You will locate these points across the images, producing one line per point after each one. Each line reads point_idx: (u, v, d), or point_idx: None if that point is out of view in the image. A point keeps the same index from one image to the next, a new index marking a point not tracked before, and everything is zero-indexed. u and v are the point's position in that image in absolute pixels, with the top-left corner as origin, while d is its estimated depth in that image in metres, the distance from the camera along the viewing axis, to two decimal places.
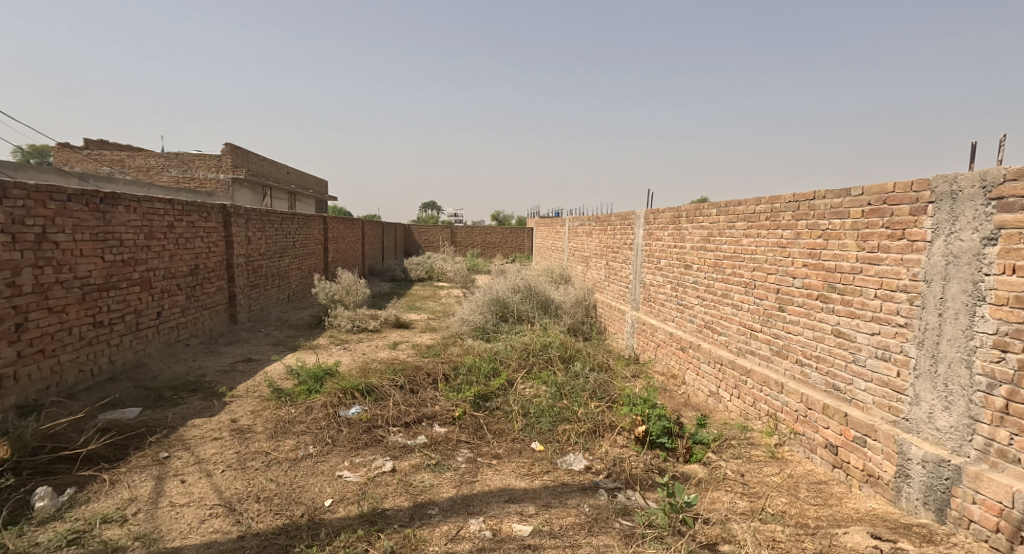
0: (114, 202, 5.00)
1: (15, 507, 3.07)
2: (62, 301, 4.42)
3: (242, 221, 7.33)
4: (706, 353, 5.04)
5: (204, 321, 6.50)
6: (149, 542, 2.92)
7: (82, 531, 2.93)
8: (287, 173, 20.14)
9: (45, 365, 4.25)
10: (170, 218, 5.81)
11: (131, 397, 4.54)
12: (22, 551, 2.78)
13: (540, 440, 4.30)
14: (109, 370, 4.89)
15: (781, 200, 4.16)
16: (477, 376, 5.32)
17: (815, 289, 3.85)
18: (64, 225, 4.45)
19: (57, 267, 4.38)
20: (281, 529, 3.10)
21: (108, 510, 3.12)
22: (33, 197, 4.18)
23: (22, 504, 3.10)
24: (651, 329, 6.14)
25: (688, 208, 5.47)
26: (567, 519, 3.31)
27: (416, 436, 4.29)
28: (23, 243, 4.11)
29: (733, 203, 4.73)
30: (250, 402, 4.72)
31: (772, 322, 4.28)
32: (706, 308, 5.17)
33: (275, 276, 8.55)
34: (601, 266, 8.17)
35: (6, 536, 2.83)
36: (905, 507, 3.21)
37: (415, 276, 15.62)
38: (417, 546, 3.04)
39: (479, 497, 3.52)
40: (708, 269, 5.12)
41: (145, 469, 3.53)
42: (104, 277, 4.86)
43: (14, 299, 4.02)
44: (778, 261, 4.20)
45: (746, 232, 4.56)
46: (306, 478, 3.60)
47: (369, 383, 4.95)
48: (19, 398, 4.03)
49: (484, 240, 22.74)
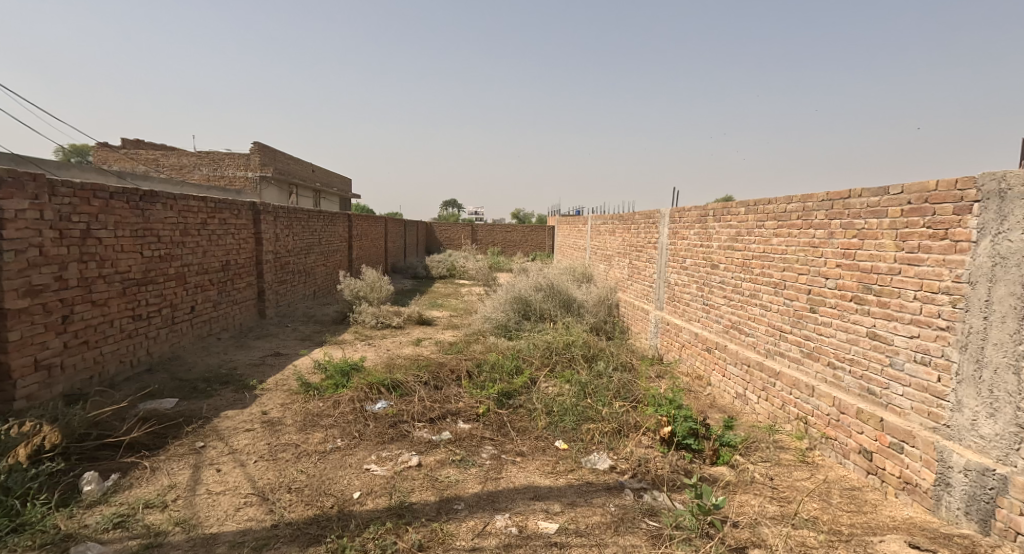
0: (152, 200, 5.13)
1: (65, 490, 3.18)
2: (104, 295, 4.56)
3: (271, 219, 7.49)
4: (733, 354, 4.97)
5: (235, 316, 6.66)
6: (188, 527, 3.00)
7: (127, 515, 3.02)
8: (311, 171, 20.23)
9: (89, 355, 4.40)
10: (204, 216, 5.95)
11: (168, 387, 4.68)
12: (73, 532, 2.87)
13: (564, 438, 4.30)
14: (147, 361, 5.04)
15: (814, 198, 4.08)
16: (500, 374, 5.35)
17: (849, 290, 3.77)
18: (106, 222, 4.58)
19: (99, 261, 4.51)
20: (312, 519, 3.16)
21: (150, 496, 3.21)
22: (79, 195, 4.31)
23: (72, 487, 3.21)
24: (676, 329, 6.09)
25: (715, 207, 5.40)
26: (593, 517, 3.32)
27: (440, 432, 4.32)
28: (70, 238, 4.24)
29: (764, 201, 4.65)
30: (280, 395, 4.82)
31: (804, 324, 4.20)
32: (732, 308, 5.10)
33: (301, 273, 8.70)
34: (624, 265, 8.13)
35: (58, 517, 2.92)
36: (945, 517, 3.13)
37: (437, 273, 15.72)
38: (445, 540, 3.07)
39: (504, 493, 3.54)
40: (736, 269, 5.04)
41: (183, 458, 3.63)
42: (143, 271, 5.00)
43: (61, 293, 4.16)
44: (810, 261, 4.11)
45: (776, 232, 4.49)
46: (335, 471, 3.66)
47: (394, 378, 5.03)
48: (66, 386, 4.17)
49: (505, 239, 22.72)
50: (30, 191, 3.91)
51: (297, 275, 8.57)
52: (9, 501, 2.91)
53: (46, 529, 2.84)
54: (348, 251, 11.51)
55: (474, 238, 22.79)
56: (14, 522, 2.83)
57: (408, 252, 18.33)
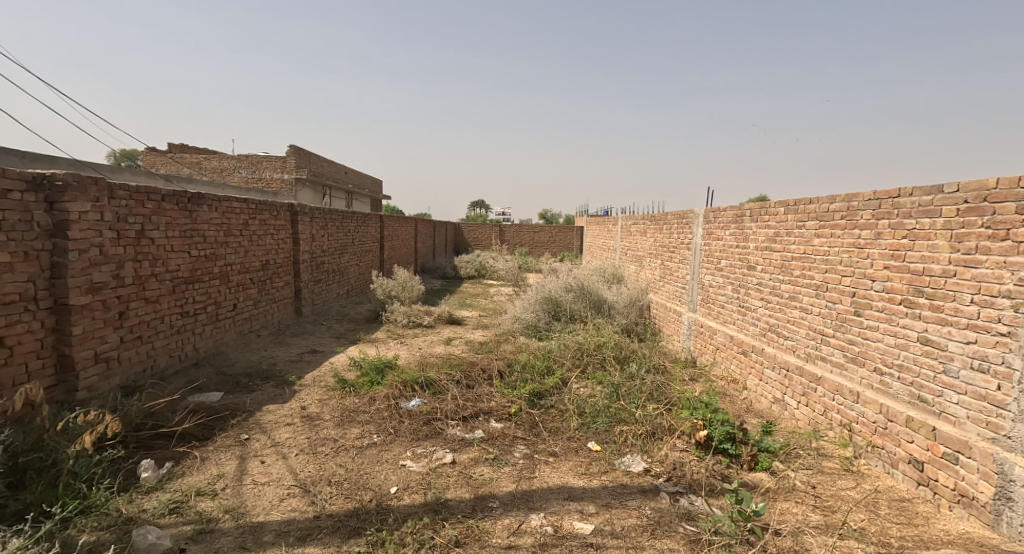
0: (199, 201, 5.31)
1: (125, 475, 3.31)
2: (156, 292, 4.73)
3: (308, 220, 7.66)
4: (771, 357, 4.86)
5: (274, 313, 6.84)
6: (237, 515, 3.09)
7: (181, 502, 3.14)
8: (344, 173, 20.62)
9: (142, 349, 4.57)
10: (246, 217, 6.13)
11: (214, 381, 4.84)
12: (133, 516, 2.99)
13: (597, 440, 4.28)
14: (194, 356, 5.22)
15: (859, 197, 3.97)
16: (532, 374, 5.35)
17: (898, 293, 3.66)
18: (158, 223, 4.76)
19: (152, 260, 4.69)
20: (352, 511, 3.22)
21: (201, 484, 3.32)
22: (134, 197, 4.48)
23: (131, 473, 3.34)
24: (710, 332, 5.99)
25: (752, 207, 5.30)
26: (629, 520, 3.29)
27: (474, 431, 4.35)
28: (126, 238, 4.41)
29: (805, 201, 4.53)
30: (317, 390, 4.93)
31: (847, 327, 4.08)
32: (770, 311, 4.99)
33: (336, 273, 8.87)
34: (656, 266, 8.03)
35: (119, 501, 3.05)
36: (1006, 533, 3.00)
37: (466, 273, 15.80)
38: (481, 537, 3.09)
39: (538, 493, 3.54)
40: (775, 270, 4.93)
41: (229, 449, 3.74)
42: (190, 270, 5.18)
43: (118, 290, 4.33)
44: (855, 263, 4.00)
45: (818, 232, 4.37)
46: (372, 466, 3.72)
47: (428, 377, 5.08)
48: (122, 378, 4.35)
49: (533, 239, 22.70)
50: (92, 194, 4.06)
51: (332, 274, 8.75)
52: (76, 485, 3.04)
53: (109, 511, 2.96)
54: (380, 251, 11.69)
55: (503, 239, 22.84)
56: (81, 504, 2.96)
57: (438, 253, 18.49)
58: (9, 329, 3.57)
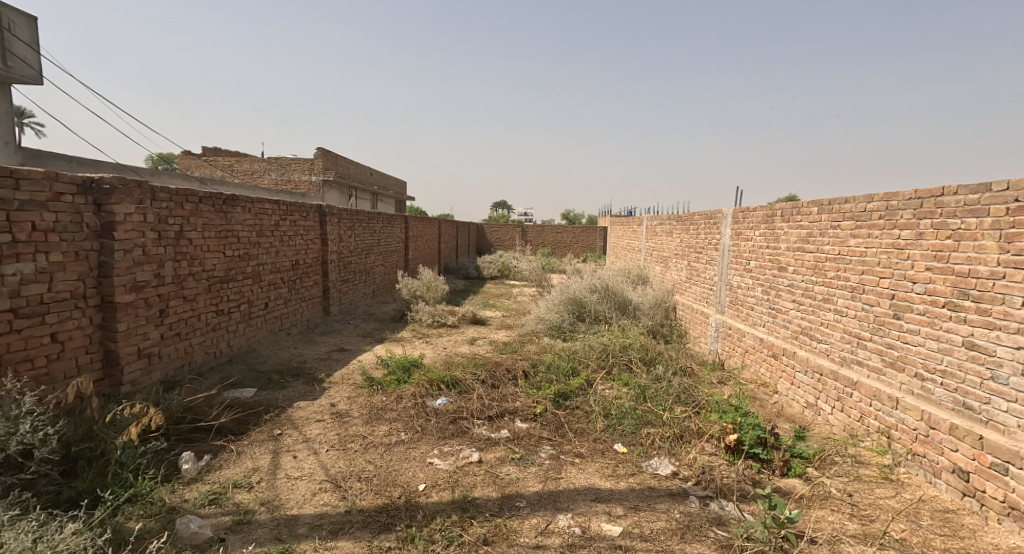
0: (233, 203, 5.43)
1: (167, 467, 3.41)
2: (194, 291, 4.86)
3: (335, 221, 7.77)
4: (804, 361, 4.75)
5: (303, 312, 6.96)
6: (272, 508, 3.16)
7: (220, 493, 3.21)
8: (369, 174, 20.88)
9: (181, 346, 4.70)
10: (277, 218, 6.24)
11: (247, 377, 4.95)
12: (175, 506, 3.07)
13: (623, 442, 4.24)
14: (228, 352, 5.34)
15: (899, 196, 3.86)
16: (557, 374, 5.34)
17: (941, 295, 3.55)
18: (196, 224, 4.88)
19: (189, 260, 4.81)
20: (382, 507, 3.25)
21: (238, 477, 3.40)
22: (174, 199, 4.61)
23: (173, 465, 3.44)
24: (739, 334, 5.89)
25: (783, 206, 5.19)
26: (658, 523, 3.26)
27: (499, 430, 4.36)
28: (166, 239, 4.54)
29: (840, 200, 4.42)
30: (346, 388, 5.00)
31: (885, 331, 3.97)
32: (803, 313, 4.89)
33: (362, 273, 8.97)
34: (682, 266, 7.94)
35: (163, 491, 3.14)
36: None
37: (489, 274, 15.85)
38: (509, 535, 3.10)
39: (565, 494, 3.53)
40: (807, 271, 4.82)
41: (263, 444, 3.82)
42: (225, 270, 5.30)
43: (159, 288, 4.45)
44: (894, 264, 3.89)
45: (854, 232, 4.27)
46: (400, 463, 3.76)
47: (453, 376, 5.11)
48: (163, 373, 4.48)
49: (556, 240, 22.64)
50: (135, 196, 4.18)
51: (358, 274, 8.86)
52: (124, 474, 3.14)
53: (153, 501, 3.05)
54: (404, 251, 11.79)
55: (526, 239, 22.84)
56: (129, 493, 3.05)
57: (461, 253, 18.58)
58: (61, 325, 3.70)
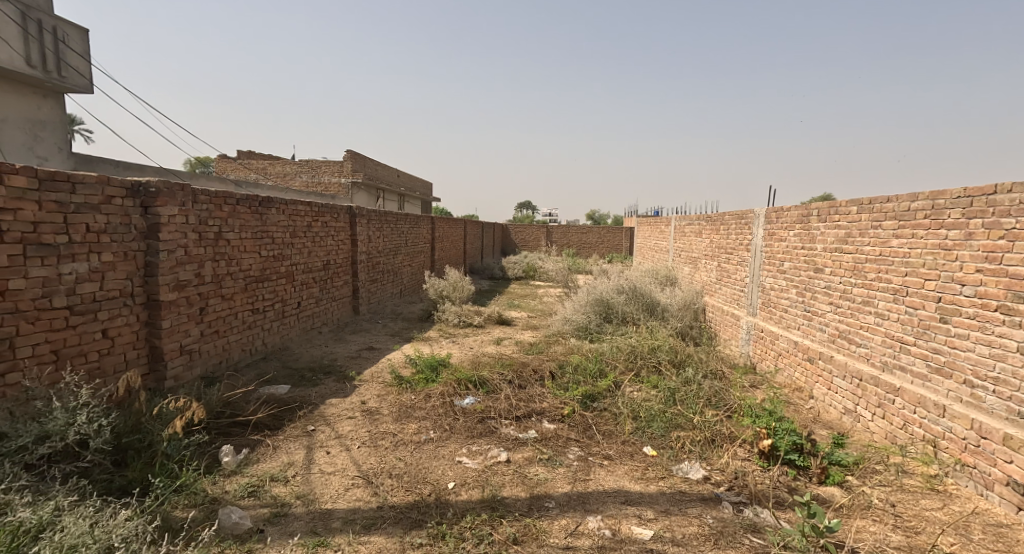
0: (268, 205, 5.54)
1: (209, 459, 3.50)
2: (231, 290, 4.98)
3: (365, 221, 7.88)
4: (841, 366, 4.62)
5: (334, 311, 7.06)
6: (308, 501, 3.21)
7: (258, 486, 3.28)
8: (396, 175, 21.10)
9: (219, 343, 4.81)
10: (309, 219, 6.36)
11: (281, 374, 5.05)
12: (216, 497, 3.15)
13: (653, 445, 4.19)
14: (263, 350, 5.45)
15: (947, 195, 3.74)
16: (584, 376, 5.30)
17: (992, 298, 3.43)
18: (233, 225, 5.00)
19: (227, 260, 4.93)
20: (412, 504, 3.28)
21: (274, 470, 3.46)
22: (213, 201, 4.72)
23: (214, 458, 3.53)
24: (772, 337, 5.77)
25: (820, 206, 5.06)
26: (690, 528, 3.21)
27: (527, 431, 4.35)
28: (206, 239, 4.66)
29: (881, 200, 4.30)
30: (375, 386, 5.05)
31: (931, 335, 3.84)
32: (840, 316, 4.76)
33: (390, 273, 9.07)
34: (711, 268, 7.81)
35: (205, 482, 3.22)
36: None
37: (514, 274, 15.86)
38: (538, 535, 3.08)
39: (594, 496, 3.50)
40: (846, 273, 4.69)
41: (298, 439, 3.89)
42: (261, 270, 5.42)
43: (199, 288, 4.57)
44: (940, 266, 3.77)
45: (896, 233, 4.14)
46: (429, 460, 3.78)
47: (481, 375, 5.12)
48: (202, 369, 4.59)
49: (582, 240, 22.53)
50: (179, 199, 4.30)
51: (386, 274, 8.96)
52: (170, 464, 3.23)
53: (196, 491, 3.13)
54: (431, 251, 11.87)
55: (551, 240, 22.79)
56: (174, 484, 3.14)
57: (486, 254, 18.64)
58: (111, 321, 3.83)
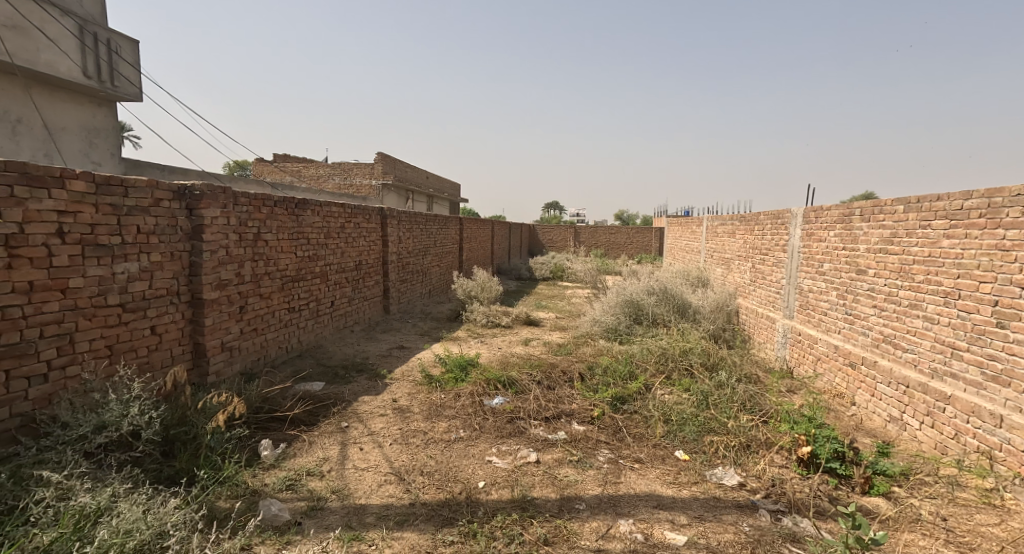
0: (304, 206, 5.65)
1: (249, 452, 3.58)
2: (269, 289, 5.09)
3: (395, 222, 7.96)
4: (885, 372, 4.47)
5: (365, 311, 7.15)
6: (342, 496, 3.26)
7: (296, 479, 3.35)
8: (425, 177, 21.28)
9: (257, 340, 4.92)
10: (342, 219, 6.46)
11: (316, 372, 5.14)
12: (257, 489, 3.22)
13: (685, 449, 4.12)
14: (298, 348, 5.56)
15: (1005, 192, 3.60)
16: (615, 377, 5.25)
17: None
18: (271, 226, 5.11)
19: (265, 260, 5.04)
20: (444, 502, 3.29)
21: (310, 465, 3.53)
22: (253, 203, 4.84)
23: (254, 451, 3.61)
24: (810, 341, 5.61)
25: (862, 205, 4.91)
26: (725, 535, 3.14)
27: (556, 432, 4.32)
28: (246, 240, 4.77)
29: (931, 198, 4.15)
30: (406, 384, 5.10)
31: (987, 341, 3.69)
32: (885, 320, 4.60)
33: (419, 273, 9.14)
34: (745, 269, 7.65)
35: (246, 474, 3.30)
36: None
37: (541, 275, 15.82)
38: (569, 537, 3.06)
39: (625, 499, 3.46)
40: (891, 275, 4.53)
41: (332, 435, 3.95)
42: (296, 269, 5.53)
43: (239, 287, 4.69)
44: (997, 267, 3.62)
45: (947, 233, 3.99)
46: (460, 459, 3.80)
47: (510, 376, 5.11)
48: (241, 365, 4.71)
49: (610, 241, 22.33)
50: (221, 201, 4.41)
51: (416, 274, 9.03)
52: (214, 456, 3.32)
53: (238, 483, 3.20)
54: (459, 252, 11.94)
55: (579, 241, 22.66)
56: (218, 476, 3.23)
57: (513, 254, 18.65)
58: (158, 318, 3.97)
